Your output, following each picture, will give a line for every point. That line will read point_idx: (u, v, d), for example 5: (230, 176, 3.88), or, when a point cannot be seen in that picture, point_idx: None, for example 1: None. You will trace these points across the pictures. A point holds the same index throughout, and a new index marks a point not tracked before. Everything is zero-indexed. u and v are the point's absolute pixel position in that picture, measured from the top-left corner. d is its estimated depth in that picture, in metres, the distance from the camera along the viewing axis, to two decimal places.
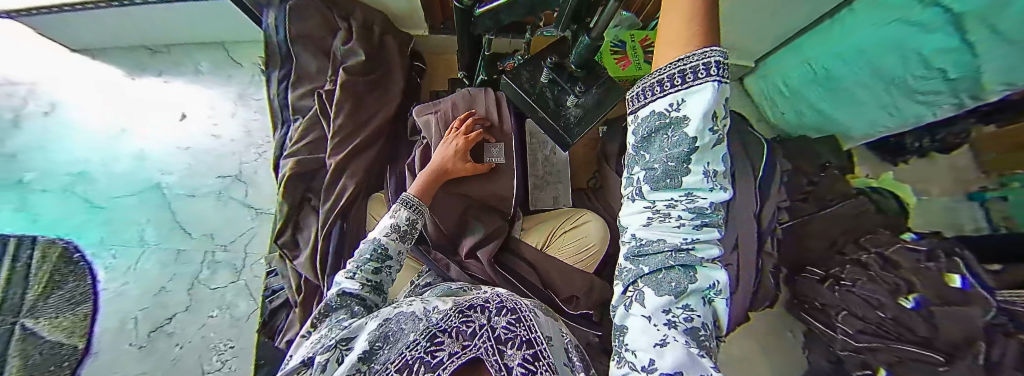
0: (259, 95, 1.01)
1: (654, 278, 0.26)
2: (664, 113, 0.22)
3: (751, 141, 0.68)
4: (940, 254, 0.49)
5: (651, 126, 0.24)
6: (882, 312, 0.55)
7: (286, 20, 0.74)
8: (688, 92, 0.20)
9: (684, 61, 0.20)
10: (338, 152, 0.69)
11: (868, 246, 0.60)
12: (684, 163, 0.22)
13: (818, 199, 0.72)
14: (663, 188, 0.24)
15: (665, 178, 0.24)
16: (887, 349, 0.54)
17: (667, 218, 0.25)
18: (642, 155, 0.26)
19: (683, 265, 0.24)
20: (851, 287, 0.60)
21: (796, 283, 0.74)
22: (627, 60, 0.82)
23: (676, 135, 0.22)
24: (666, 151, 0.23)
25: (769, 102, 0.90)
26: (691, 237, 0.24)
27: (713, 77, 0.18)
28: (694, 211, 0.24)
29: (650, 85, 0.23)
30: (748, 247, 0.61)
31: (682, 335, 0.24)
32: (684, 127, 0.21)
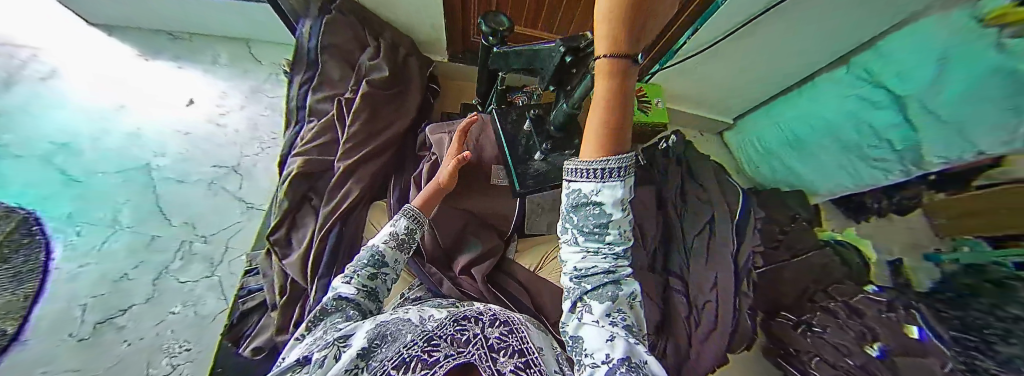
0: (274, 93, 1.02)
1: (598, 290, 0.29)
2: (588, 194, 0.26)
3: (730, 189, 0.75)
4: (898, 305, 0.55)
5: (576, 199, 0.28)
6: (852, 359, 0.58)
7: (320, 30, 0.78)
8: (604, 184, 0.25)
9: (606, 162, 0.24)
10: (349, 156, 0.69)
11: (836, 295, 0.65)
12: (605, 228, 0.27)
13: (789, 247, 0.76)
14: (593, 238, 0.28)
15: (596, 232, 0.28)
16: None
17: (599, 251, 0.29)
18: (571, 217, 0.29)
19: (615, 281, 0.29)
20: (823, 333, 0.64)
21: (772, 326, 0.77)
22: None
23: (596, 210, 0.27)
24: (591, 219, 0.27)
25: (747, 159, 1.01)
26: (619, 261, 0.29)
27: (620, 178, 0.25)
28: (617, 248, 0.29)
29: (576, 167, 0.27)
30: (724, 286, 0.65)
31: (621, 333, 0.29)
32: (602, 207, 0.26)
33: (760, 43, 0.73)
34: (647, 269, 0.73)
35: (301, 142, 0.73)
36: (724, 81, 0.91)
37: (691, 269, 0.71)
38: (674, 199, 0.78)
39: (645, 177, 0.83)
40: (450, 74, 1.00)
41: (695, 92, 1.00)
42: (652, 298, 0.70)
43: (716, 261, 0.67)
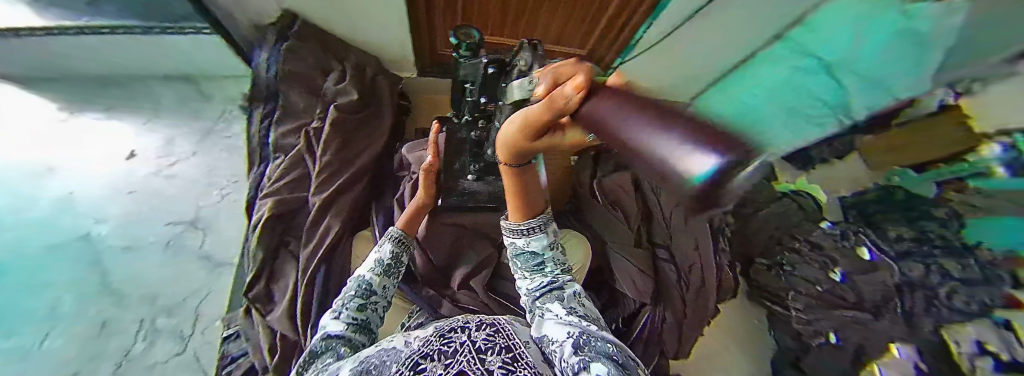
0: (230, 131, 0.95)
1: (549, 295, 0.46)
2: (523, 242, 0.50)
3: None
4: (850, 234, 0.64)
5: (516, 248, 0.51)
6: (820, 285, 0.67)
7: (279, 60, 0.76)
8: (530, 233, 0.49)
9: (527, 222, 0.49)
10: (322, 189, 0.67)
11: (799, 236, 0.71)
12: (537, 258, 0.50)
13: None
14: (533, 266, 0.50)
15: (533, 263, 0.50)
16: (831, 316, 0.66)
17: (540, 274, 0.49)
18: (518, 259, 0.51)
19: (555, 288, 0.47)
20: (792, 269, 0.73)
21: (752, 274, 0.84)
22: None
23: (530, 248, 0.50)
24: (529, 256, 0.50)
25: None
26: (552, 276, 0.49)
27: (538, 226, 0.49)
28: (550, 268, 0.50)
29: (512, 228, 0.50)
30: (705, 246, 0.74)
31: (572, 315, 0.42)
32: (533, 244, 0.50)
33: None
34: (635, 245, 0.76)
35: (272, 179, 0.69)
36: None
37: (676, 236, 0.76)
38: (648, 178, 0.81)
39: None
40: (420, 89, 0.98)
41: None
42: (647, 272, 0.73)
43: (696, 225, 0.75)
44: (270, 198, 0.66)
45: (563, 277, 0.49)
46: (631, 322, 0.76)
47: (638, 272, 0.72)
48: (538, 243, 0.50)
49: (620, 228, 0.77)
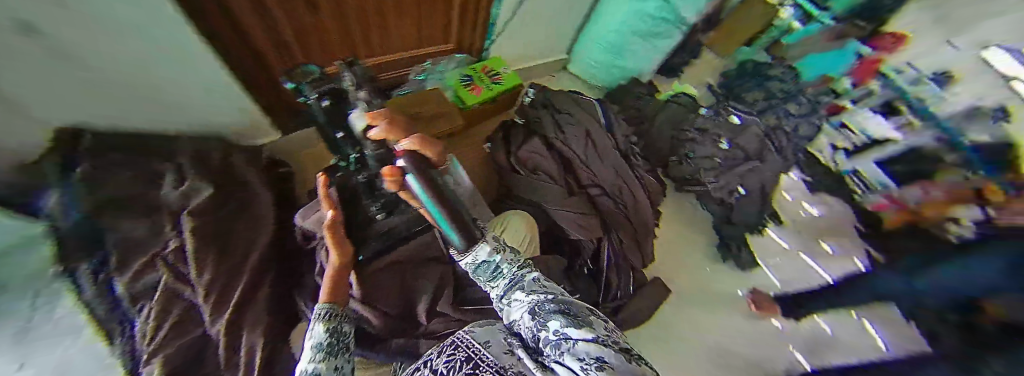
0: (21, 318, 0.64)
1: (511, 290, 0.41)
2: (468, 261, 0.42)
3: (589, 106, 0.89)
4: (720, 112, 0.97)
5: (469, 267, 0.42)
6: (716, 158, 0.94)
7: (72, 196, 0.59)
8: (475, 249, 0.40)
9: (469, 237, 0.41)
10: (217, 315, 0.58)
11: (686, 127, 0.98)
12: (492, 268, 0.42)
13: (645, 117, 1.06)
14: (491, 279, 0.43)
15: (488, 276, 0.43)
16: (730, 175, 0.91)
17: (499, 284, 0.43)
18: (475, 278, 0.44)
19: (520, 290, 0.41)
20: (693, 155, 0.97)
21: (670, 171, 1.05)
22: (478, 87, 0.95)
23: (479, 265, 0.42)
24: (481, 271, 0.43)
25: (591, 76, 1.25)
26: (512, 278, 0.42)
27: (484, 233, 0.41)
28: (505, 273, 0.43)
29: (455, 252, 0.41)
30: (621, 169, 0.82)
31: (533, 298, 0.39)
32: (482, 257, 0.41)
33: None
34: (569, 193, 0.81)
35: (148, 333, 0.57)
36: (541, 28, 1.07)
37: (596, 171, 0.83)
38: (555, 134, 0.86)
39: (528, 128, 0.89)
40: (293, 147, 0.93)
41: (537, 48, 1.15)
42: (589, 211, 0.79)
43: (607, 156, 0.83)
44: (153, 360, 0.54)
45: (520, 270, 0.44)
46: (598, 260, 0.80)
47: (582, 215, 0.78)
48: (484, 254, 0.41)
49: (542, 186, 0.79)
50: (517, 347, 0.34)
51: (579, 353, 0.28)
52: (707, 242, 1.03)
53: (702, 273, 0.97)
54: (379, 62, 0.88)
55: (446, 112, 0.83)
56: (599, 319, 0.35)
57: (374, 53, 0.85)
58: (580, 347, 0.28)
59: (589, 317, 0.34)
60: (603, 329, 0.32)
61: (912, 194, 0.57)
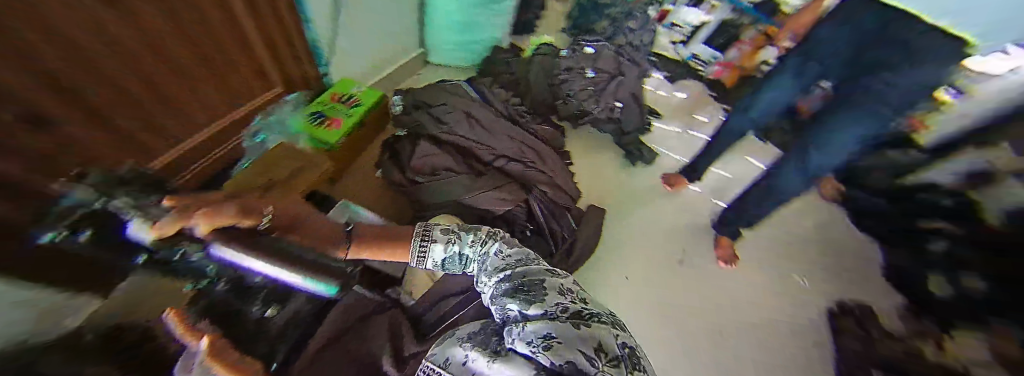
0: None
1: (481, 269, 0.45)
2: (427, 258, 0.49)
3: (451, 90, 0.95)
4: (576, 50, 1.25)
5: (432, 262, 0.49)
6: (584, 89, 1.18)
7: None
8: (425, 247, 0.48)
9: (415, 240, 0.49)
10: None
11: (558, 72, 1.20)
12: (452, 253, 0.49)
13: (522, 80, 1.18)
14: (458, 263, 0.50)
15: (451, 262, 0.49)
16: (604, 96, 1.18)
17: (465, 261, 0.50)
18: (444, 269, 0.51)
19: (484, 260, 0.46)
20: (570, 95, 1.19)
21: (558, 113, 1.21)
22: (336, 120, 0.93)
23: (439, 256, 0.49)
24: (446, 260, 0.49)
25: (453, 58, 1.36)
26: (476, 252, 0.49)
27: (421, 231, 0.50)
28: (465, 252, 0.49)
29: (414, 255, 0.49)
30: (511, 132, 0.91)
31: (498, 277, 0.41)
32: (436, 249, 0.49)
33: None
34: (479, 176, 0.83)
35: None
36: (366, 38, 1.10)
37: (493, 144, 0.89)
38: (436, 130, 0.88)
39: (413, 135, 0.89)
40: None
41: (389, 49, 1.22)
42: (505, 182, 0.84)
43: (493, 127, 0.91)
44: None
45: (486, 245, 0.49)
46: (535, 219, 0.83)
47: (499, 189, 0.82)
48: (443, 252, 0.49)
49: (449, 182, 0.80)
50: (470, 352, 0.28)
51: (534, 335, 0.25)
52: (612, 155, 1.23)
53: (618, 183, 1.17)
54: (201, 140, 0.72)
55: (312, 162, 0.78)
56: (553, 281, 0.37)
57: (186, 134, 0.69)
58: (530, 328, 0.27)
59: (542, 287, 0.35)
60: (554, 299, 0.32)
61: (735, 57, 1.42)
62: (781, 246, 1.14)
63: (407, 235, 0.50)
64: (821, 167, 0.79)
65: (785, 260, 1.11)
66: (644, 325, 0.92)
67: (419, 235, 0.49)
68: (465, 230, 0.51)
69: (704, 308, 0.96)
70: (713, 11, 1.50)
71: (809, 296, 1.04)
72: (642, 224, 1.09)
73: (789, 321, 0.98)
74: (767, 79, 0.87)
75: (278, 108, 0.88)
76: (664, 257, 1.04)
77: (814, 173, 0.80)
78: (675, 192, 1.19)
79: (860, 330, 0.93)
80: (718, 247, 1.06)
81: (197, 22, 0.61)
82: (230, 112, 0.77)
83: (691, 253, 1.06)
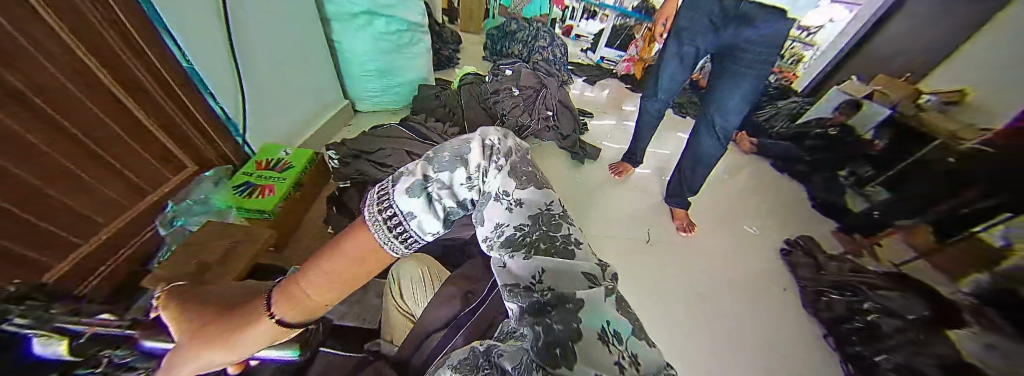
0: None
1: (503, 227, 0.23)
2: (400, 232, 0.23)
3: (390, 130, 0.99)
4: (500, 73, 1.38)
5: (399, 241, 0.24)
6: (517, 105, 1.28)
7: None
8: (393, 210, 0.23)
9: (373, 210, 0.24)
10: None
11: (489, 97, 1.30)
12: (441, 209, 0.25)
13: (455, 111, 1.26)
14: (450, 217, 0.26)
15: (441, 215, 0.25)
16: (536, 106, 1.29)
17: (458, 211, 0.26)
18: (426, 240, 0.25)
19: (510, 208, 0.24)
20: (506, 113, 1.27)
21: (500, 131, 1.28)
22: (268, 186, 0.88)
23: (415, 223, 0.23)
24: (428, 223, 0.24)
25: (383, 102, 1.41)
26: (490, 195, 0.25)
27: (385, 192, 0.24)
28: (461, 200, 0.26)
29: (377, 235, 0.23)
30: None
31: (509, 264, 0.21)
32: (412, 211, 0.23)
33: (299, 51, 1.07)
34: None
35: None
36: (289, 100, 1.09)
37: None
38: (382, 172, 0.89)
39: (358, 184, 0.89)
40: None
41: (315, 106, 1.22)
42: None
43: None
44: None
45: (489, 176, 0.26)
46: None
47: None
48: (432, 220, 0.25)
49: None
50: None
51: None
52: (560, 158, 1.31)
53: (572, 182, 1.24)
54: (102, 240, 0.64)
55: (247, 236, 0.70)
56: (599, 298, 0.17)
57: (84, 237, 0.61)
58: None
59: (574, 316, 0.15)
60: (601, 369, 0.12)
61: (634, 51, 1.73)
62: (727, 203, 1.28)
63: (358, 223, 0.25)
64: (726, 129, 0.92)
65: (733, 216, 1.23)
66: (646, 305, 0.92)
67: (376, 213, 0.23)
68: (443, 161, 0.26)
69: (679, 285, 0.99)
70: (606, 19, 1.79)
71: (761, 240, 1.16)
72: (604, 213, 1.15)
73: (754, 272, 1.06)
74: (661, 65, 1.01)
75: (194, 190, 0.82)
76: (632, 241, 1.09)
77: (723, 134, 0.93)
78: (625, 179, 1.29)
79: (808, 259, 1.05)
80: (675, 219, 1.15)
81: (87, 120, 0.57)
82: (134, 203, 0.69)
83: (656, 231, 1.13)
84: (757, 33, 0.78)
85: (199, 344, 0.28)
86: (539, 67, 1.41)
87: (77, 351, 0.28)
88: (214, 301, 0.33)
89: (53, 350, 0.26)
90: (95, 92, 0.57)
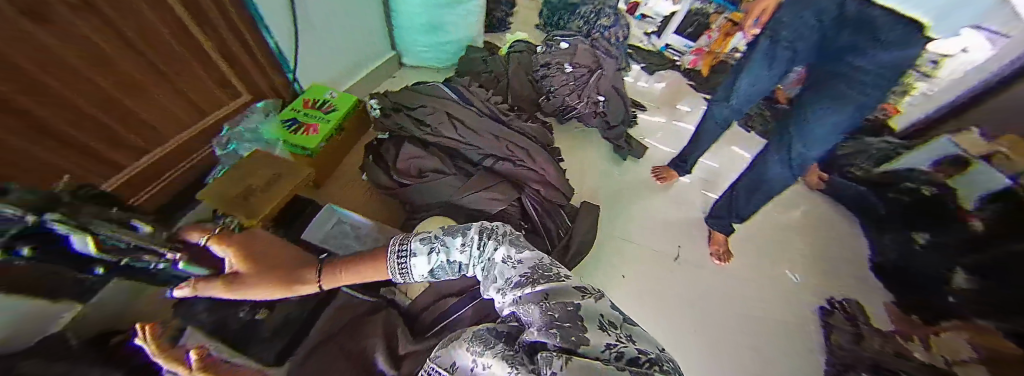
0: None
1: (489, 277, 0.38)
2: (406, 263, 0.44)
3: (433, 89, 0.96)
4: (553, 45, 1.28)
5: (404, 268, 0.44)
6: (569, 85, 1.20)
7: None
8: (408, 253, 0.44)
9: (396, 248, 0.45)
10: None
11: (538, 70, 1.25)
12: (436, 259, 0.43)
13: (500, 79, 1.21)
14: (441, 268, 0.44)
15: (436, 263, 0.44)
16: (590, 87, 1.19)
17: (447, 264, 0.44)
18: (425, 275, 0.45)
19: (500, 263, 0.38)
20: (553, 91, 1.22)
21: (544, 109, 1.24)
22: (313, 125, 0.92)
23: (414, 262, 0.44)
24: (427, 265, 0.44)
25: (428, 60, 1.40)
26: (463, 257, 0.43)
27: (407, 240, 0.46)
28: (449, 260, 0.44)
29: (392, 264, 0.45)
30: (498, 129, 0.93)
31: (515, 294, 0.32)
32: (416, 255, 0.44)
33: None
34: (468, 177, 0.86)
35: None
36: (339, 45, 1.10)
37: (478, 144, 0.89)
38: (422, 131, 0.90)
39: (396, 138, 0.91)
40: None
41: (364, 54, 1.23)
42: (495, 182, 0.86)
43: (478, 127, 0.91)
44: None
45: (482, 247, 0.42)
46: (529, 218, 0.87)
47: (490, 189, 0.84)
48: (425, 263, 0.44)
49: (441, 183, 0.83)
50: (481, 355, 0.27)
51: (555, 367, 0.20)
52: (600, 149, 1.26)
53: (613, 178, 1.20)
54: (165, 152, 0.74)
55: (287, 169, 0.74)
56: (590, 305, 0.29)
57: (148, 148, 0.71)
58: (554, 359, 0.21)
59: (576, 314, 0.27)
60: (597, 340, 0.25)
61: (708, 42, 1.52)
62: (771, 234, 1.17)
63: (383, 252, 0.47)
64: (804, 157, 0.78)
65: (774, 250, 1.14)
66: (653, 314, 0.94)
67: (396, 248, 0.45)
68: (451, 234, 0.45)
69: (688, 308, 0.97)
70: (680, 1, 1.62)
71: (800, 286, 1.05)
72: (631, 218, 1.11)
73: (781, 317, 0.98)
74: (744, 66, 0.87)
75: (246, 118, 0.88)
76: (655, 253, 1.05)
77: (797, 162, 0.79)
78: (668, 186, 1.21)
79: (850, 326, 0.94)
80: (712, 243, 1.08)
81: (152, 33, 0.61)
82: (194, 124, 0.79)
83: (687, 250, 1.08)
84: (888, 57, 0.61)
85: (234, 286, 0.43)
86: (598, 42, 1.26)
87: (102, 247, 0.37)
88: (259, 250, 0.46)
89: (84, 245, 0.36)
90: (164, 14, 0.62)
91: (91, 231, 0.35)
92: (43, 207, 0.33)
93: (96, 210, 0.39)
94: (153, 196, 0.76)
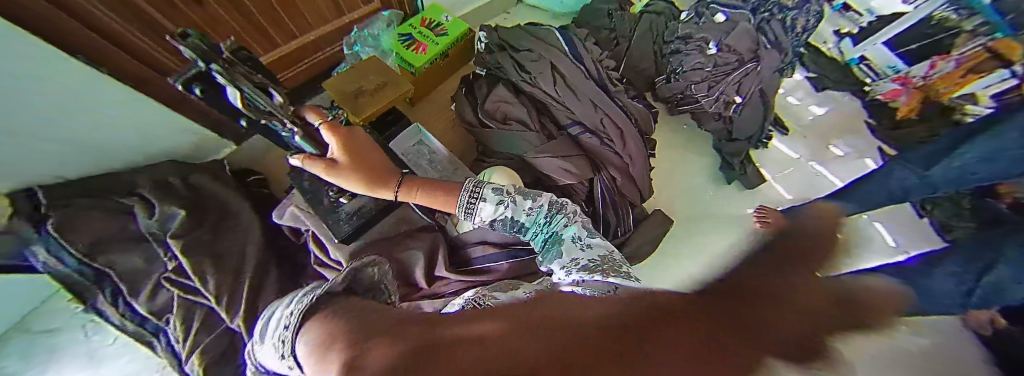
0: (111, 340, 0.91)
1: (550, 249, 0.41)
2: (471, 203, 0.46)
3: (545, 34, 0.88)
4: None
5: (465, 207, 0.46)
6: (700, 72, 0.98)
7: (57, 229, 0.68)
8: (478, 199, 0.45)
9: (468, 187, 0.46)
10: (234, 314, 0.74)
11: (672, 39, 1.03)
12: (499, 213, 0.45)
13: (620, 44, 1.07)
14: (496, 226, 0.46)
15: (499, 219, 0.45)
16: (724, 83, 0.96)
17: (505, 222, 0.45)
18: (480, 222, 0.47)
19: (571, 237, 0.40)
20: (682, 69, 1.01)
21: (658, 93, 1.11)
22: (424, 44, 0.95)
23: (480, 207, 0.45)
24: (490, 218, 0.45)
25: (551, 2, 1.27)
26: (526, 222, 0.44)
27: (482, 186, 0.46)
28: (508, 220, 0.45)
29: (464, 198, 0.46)
30: (599, 99, 0.83)
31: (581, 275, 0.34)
32: (483, 201, 0.45)
33: None
34: (549, 139, 0.83)
35: (180, 339, 0.75)
36: None
37: (572, 108, 0.83)
38: (521, 77, 0.86)
39: (491, 77, 0.90)
40: None
41: None
42: (572, 154, 0.81)
43: (578, 88, 0.84)
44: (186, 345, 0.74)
45: (551, 218, 0.43)
46: (593, 202, 0.83)
47: (565, 159, 0.80)
48: (488, 212, 0.45)
49: (521, 136, 0.81)
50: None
51: None
52: (699, 159, 1.12)
53: (705, 195, 1.08)
54: (312, 39, 0.90)
55: (393, 79, 0.79)
56: None
57: (298, 35, 0.87)
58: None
59: None
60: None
61: (926, 75, 1.01)
62: None
63: (454, 190, 0.51)
64: None
65: None
66: None
67: (471, 188, 0.46)
68: (523, 195, 0.45)
69: None
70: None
71: None
72: (699, 243, 1.02)
73: None
74: None
75: (372, 23, 0.99)
76: None
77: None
78: None
79: None
80: None
81: None
82: (336, 20, 0.93)
83: None
84: None
85: (330, 171, 0.49)
86: (771, 19, 0.90)
87: (243, 103, 0.50)
88: (361, 147, 0.52)
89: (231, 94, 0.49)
90: None
91: (235, 86, 0.47)
92: (211, 60, 0.46)
93: (246, 72, 0.50)
94: (294, 78, 0.95)
